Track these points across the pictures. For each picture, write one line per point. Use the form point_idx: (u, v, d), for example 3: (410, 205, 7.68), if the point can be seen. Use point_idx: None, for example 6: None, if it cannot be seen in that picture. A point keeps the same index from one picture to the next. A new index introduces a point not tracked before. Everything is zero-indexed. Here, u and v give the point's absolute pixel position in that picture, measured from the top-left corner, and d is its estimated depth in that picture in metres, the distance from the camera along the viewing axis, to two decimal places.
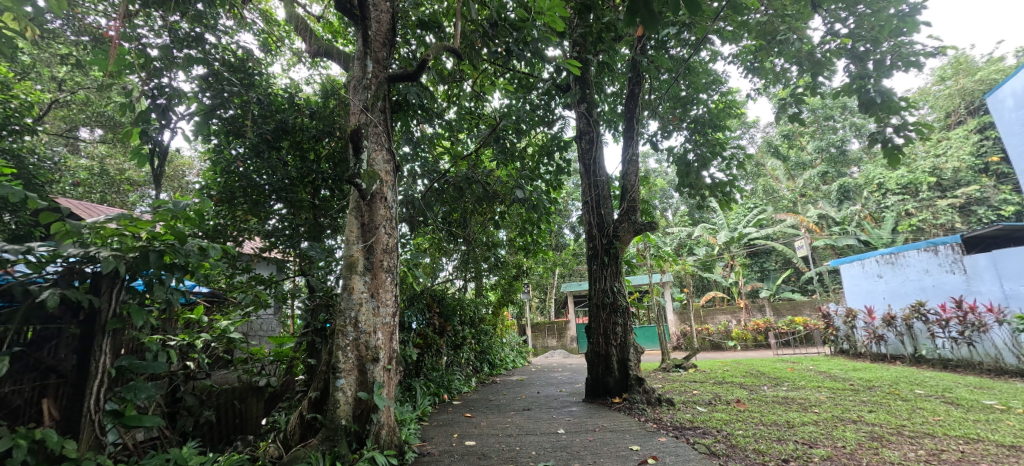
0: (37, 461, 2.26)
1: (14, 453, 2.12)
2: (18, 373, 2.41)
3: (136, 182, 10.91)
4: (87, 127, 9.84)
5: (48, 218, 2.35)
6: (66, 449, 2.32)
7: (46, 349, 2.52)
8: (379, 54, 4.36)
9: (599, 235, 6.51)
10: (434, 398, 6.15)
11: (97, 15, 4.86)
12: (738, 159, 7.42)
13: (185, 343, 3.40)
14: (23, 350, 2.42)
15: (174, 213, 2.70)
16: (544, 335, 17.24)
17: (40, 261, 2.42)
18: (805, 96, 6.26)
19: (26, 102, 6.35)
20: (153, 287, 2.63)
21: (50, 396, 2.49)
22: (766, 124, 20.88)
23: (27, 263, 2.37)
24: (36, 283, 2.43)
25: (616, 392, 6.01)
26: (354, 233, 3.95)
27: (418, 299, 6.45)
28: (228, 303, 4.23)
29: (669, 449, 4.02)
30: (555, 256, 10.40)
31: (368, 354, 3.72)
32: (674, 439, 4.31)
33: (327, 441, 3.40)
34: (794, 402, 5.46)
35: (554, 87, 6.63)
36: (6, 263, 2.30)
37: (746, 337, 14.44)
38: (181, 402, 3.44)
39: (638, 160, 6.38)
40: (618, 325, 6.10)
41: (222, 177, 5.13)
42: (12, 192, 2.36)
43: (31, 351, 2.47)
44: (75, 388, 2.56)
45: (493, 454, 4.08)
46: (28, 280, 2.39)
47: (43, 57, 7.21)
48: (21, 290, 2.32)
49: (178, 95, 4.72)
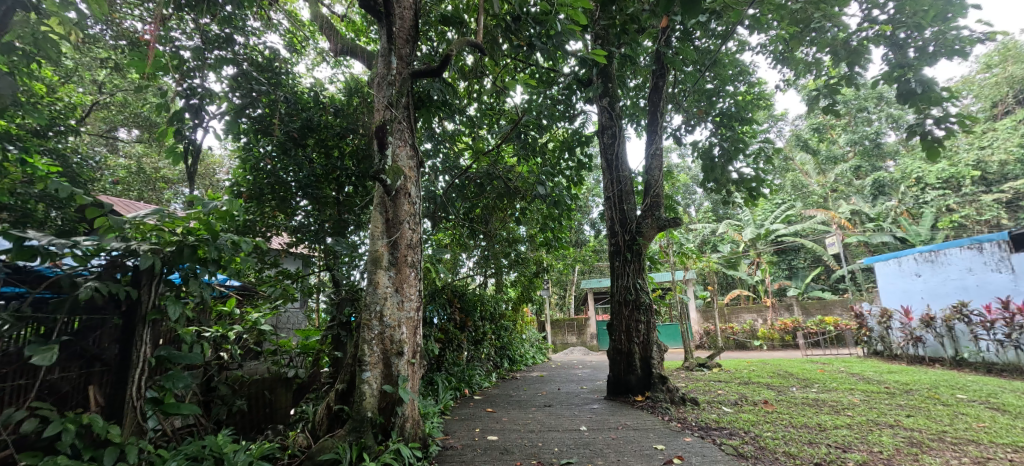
0: (85, 444, 2.46)
1: (64, 436, 2.31)
2: (66, 361, 2.59)
3: (171, 180, 11.20)
4: (125, 127, 10.23)
5: (92, 215, 2.47)
6: (111, 433, 2.47)
7: (90, 339, 2.69)
8: (403, 51, 4.45)
9: (621, 231, 6.43)
10: (455, 392, 6.21)
11: (134, 20, 5.04)
12: (766, 154, 7.14)
13: (219, 334, 3.52)
14: (70, 339, 2.61)
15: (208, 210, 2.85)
16: (563, 331, 17.20)
17: (85, 255, 2.61)
18: (840, 88, 5.89)
19: (69, 104, 6.57)
20: (189, 280, 2.84)
21: (96, 383, 2.68)
22: (794, 117, 20.10)
23: (74, 257, 2.56)
24: (82, 275, 2.61)
25: (638, 390, 5.97)
26: (379, 228, 4.01)
27: (439, 294, 6.51)
28: (258, 297, 4.37)
29: (695, 449, 3.96)
30: (575, 251, 10.27)
31: (393, 348, 3.79)
32: (700, 439, 4.25)
33: (354, 432, 3.49)
34: (825, 405, 5.31)
35: (575, 81, 6.37)
36: (53, 256, 2.49)
37: (773, 337, 14.10)
38: (215, 391, 3.56)
39: (662, 154, 6.31)
40: (642, 322, 6.06)
41: (252, 174, 5.31)
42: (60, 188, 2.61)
43: (77, 340, 2.65)
44: (116, 376, 2.74)
45: (516, 450, 4.09)
46: (74, 272, 2.57)
47: (85, 61, 7.51)
48: (68, 282, 2.50)
49: (210, 95, 4.90)
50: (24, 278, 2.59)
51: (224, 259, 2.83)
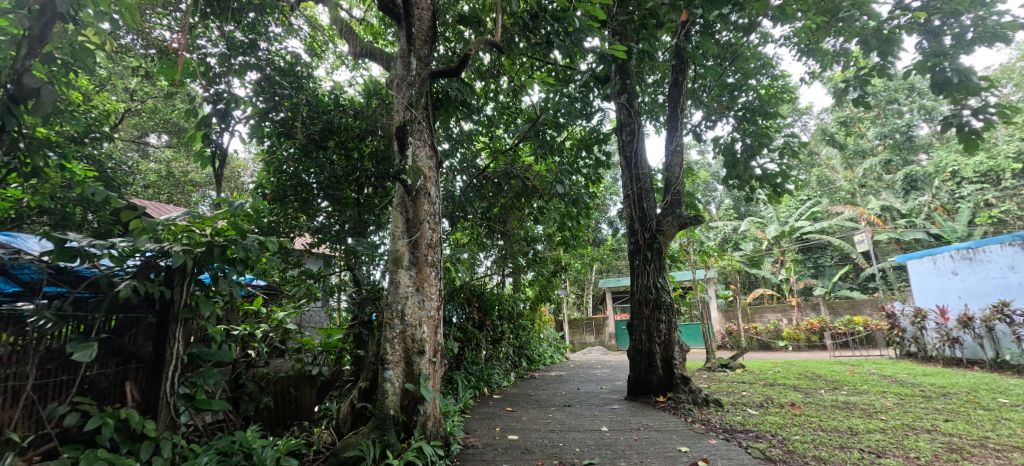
0: (123, 438, 2.58)
1: (103, 431, 2.44)
2: (105, 358, 2.84)
3: (198, 182, 11.55)
4: (156, 133, 10.58)
5: (127, 216, 2.57)
6: (147, 428, 2.60)
7: (126, 336, 2.92)
8: (422, 52, 4.52)
9: (641, 229, 6.36)
10: (475, 391, 6.23)
11: (163, 29, 5.20)
12: (791, 149, 6.95)
13: (246, 332, 3.61)
14: (109, 337, 2.85)
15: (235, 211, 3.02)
16: (581, 331, 17.13)
17: (121, 255, 2.70)
18: (870, 79, 5.72)
19: (103, 112, 6.82)
20: (218, 280, 2.90)
21: (132, 379, 2.91)
22: (819, 110, 19.55)
23: (111, 257, 2.66)
24: (119, 275, 2.75)
25: (660, 391, 5.90)
26: (399, 228, 4.06)
27: (458, 293, 6.55)
28: (283, 295, 4.52)
29: (721, 452, 3.89)
30: (593, 250, 10.20)
31: (414, 347, 3.82)
32: (725, 442, 4.17)
33: (377, 429, 3.53)
34: (856, 408, 5.15)
35: (593, 78, 6.32)
36: (93, 257, 2.61)
37: (798, 337, 13.75)
38: (243, 388, 3.69)
39: (683, 151, 6.22)
40: (663, 322, 5.98)
41: (275, 176, 5.44)
42: (96, 193, 2.74)
43: (116, 338, 2.88)
44: (150, 372, 2.94)
45: (537, 450, 4.09)
46: (111, 272, 2.72)
47: (118, 70, 7.79)
48: (106, 282, 2.65)
49: (235, 100, 5.04)
50: (64, 277, 2.81)
51: (251, 259, 2.90)
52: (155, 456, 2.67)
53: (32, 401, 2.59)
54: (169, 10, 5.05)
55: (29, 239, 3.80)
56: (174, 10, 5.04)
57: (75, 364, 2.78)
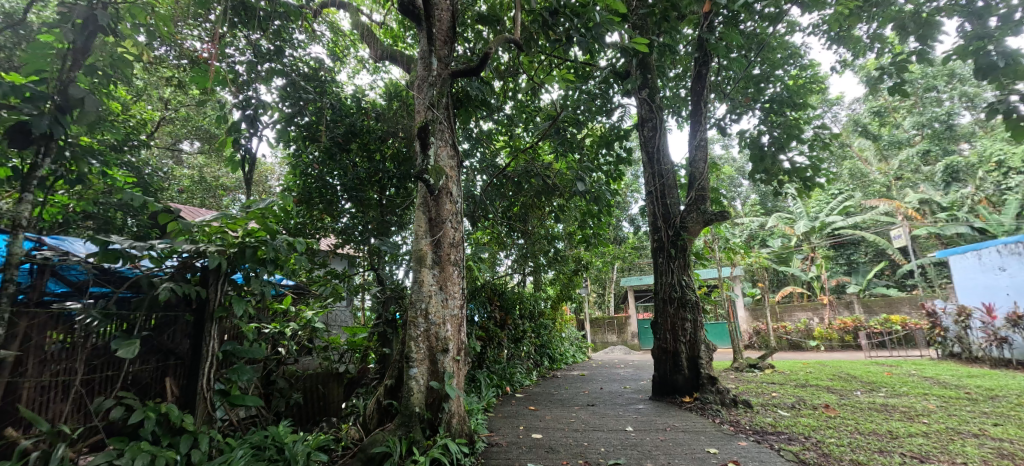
0: (164, 431, 2.73)
1: (145, 423, 2.60)
2: (146, 355, 2.99)
3: (229, 187, 11.94)
4: (188, 140, 10.98)
5: (165, 218, 2.77)
6: (186, 422, 2.75)
7: (166, 333, 3.08)
8: (442, 52, 4.56)
9: (664, 226, 6.26)
10: (498, 390, 6.25)
11: (194, 39, 5.40)
12: (822, 141, 6.71)
13: (277, 331, 3.75)
14: (149, 334, 3.00)
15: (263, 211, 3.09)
16: (603, 330, 17.00)
17: (160, 257, 2.84)
18: (908, 66, 5.48)
19: (140, 121, 7.12)
20: (250, 279, 3.05)
21: (172, 375, 3.07)
22: (850, 101, 18.86)
23: (151, 258, 2.81)
24: (158, 276, 2.93)
25: (686, 391, 5.81)
26: (422, 227, 4.11)
27: (480, 292, 6.59)
28: (310, 295, 4.59)
29: (752, 454, 3.80)
30: (614, 248, 10.10)
31: (438, 345, 3.87)
32: (756, 444, 4.08)
33: (403, 426, 3.59)
34: (895, 410, 4.95)
35: (613, 74, 6.25)
36: (134, 259, 2.74)
37: (830, 337, 13.30)
38: (274, 384, 3.80)
39: (707, 146, 6.11)
40: (689, 321, 5.87)
41: (301, 179, 5.60)
42: (135, 197, 2.83)
43: (156, 335, 3.04)
44: (188, 368, 3.11)
45: (562, 449, 4.08)
46: (151, 273, 2.90)
47: (152, 81, 8.12)
48: (146, 282, 2.85)
49: (263, 106, 5.19)
50: (109, 278, 2.96)
51: (280, 258, 3.05)
52: (195, 448, 2.79)
53: (81, 395, 2.73)
54: (200, 21, 5.24)
55: (74, 242, 4.00)
56: (205, 21, 5.23)
57: (119, 360, 2.92)
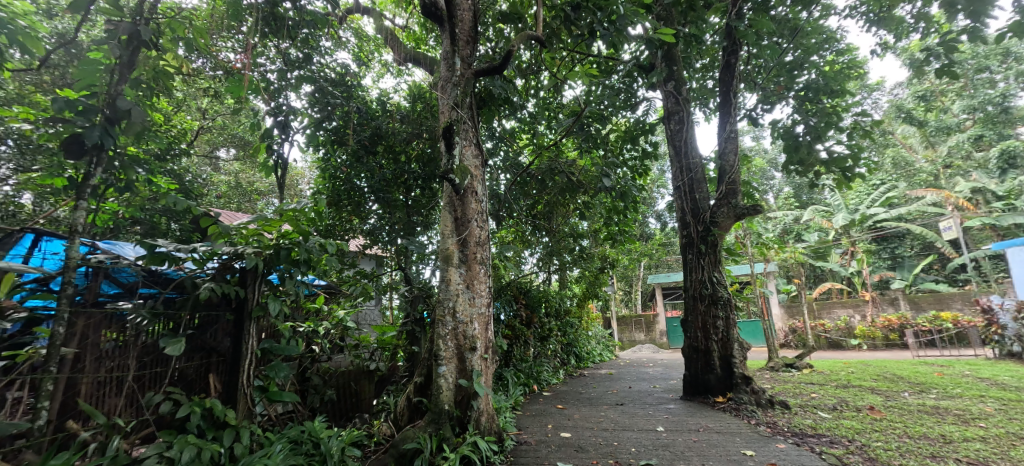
0: (209, 424, 2.97)
1: (192, 417, 2.82)
2: (191, 353, 3.17)
3: (263, 192, 12.39)
4: (224, 147, 11.46)
5: (205, 223, 3.06)
6: (229, 416, 2.97)
7: (209, 332, 3.28)
8: (465, 52, 4.59)
9: (694, 222, 6.11)
10: (525, 388, 6.25)
11: (228, 50, 5.63)
12: (863, 129, 6.37)
13: (311, 329, 3.93)
14: (194, 333, 3.19)
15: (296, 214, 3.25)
16: (631, 329, 16.74)
17: (202, 259, 3.02)
18: (958, 46, 5.13)
19: (180, 130, 7.48)
20: (284, 280, 3.29)
21: (215, 372, 3.28)
22: (893, 86, 17.86)
23: (193, 260, 2.98)
24: (200, 277, 3.17)
25: (719, 391, 5.64)
26: (448, 227, 4.16)
27: (506, 291, 6.61)
28: (341, 295, 4.76)
29: (792, 457, 3.66)
30: (641, 245, 9.92)
31: (466, 343, 3.91)
32: (795, 447, 3.93)
33: (433, 424, 3.64)
34: (948, 413, 4.66)
35: (637, 67, 6.14)
36: (178, 260, 3.01)
37: (874, 335, 12.65)
38: (309, 381, 3.92)
39: (738, 137, 5.92)
40: (720, 319, 5.70)
41: (330, 182, 5.78)
42: (179, 203, 3.08)
43: (199, 334, 3.23)
44: (230, 365, 3.31)
45: (591, 448, 4.04)
46: (194, 274, 3.14)
47: (191, 92, 8.51)
48: (190, 283, 3.08)
49: (293, 112, 5.36)
50: (156, 280, 3.15)
51: (312, 260, 3.24)
52: (237, 441, 2.98)
53: (133, 390, 2.89)
54: (233, 33, 5.45)
55: (124, 245, 4.25)
56: (238, 33, 5.44)
57: (166, 357, 3.09)
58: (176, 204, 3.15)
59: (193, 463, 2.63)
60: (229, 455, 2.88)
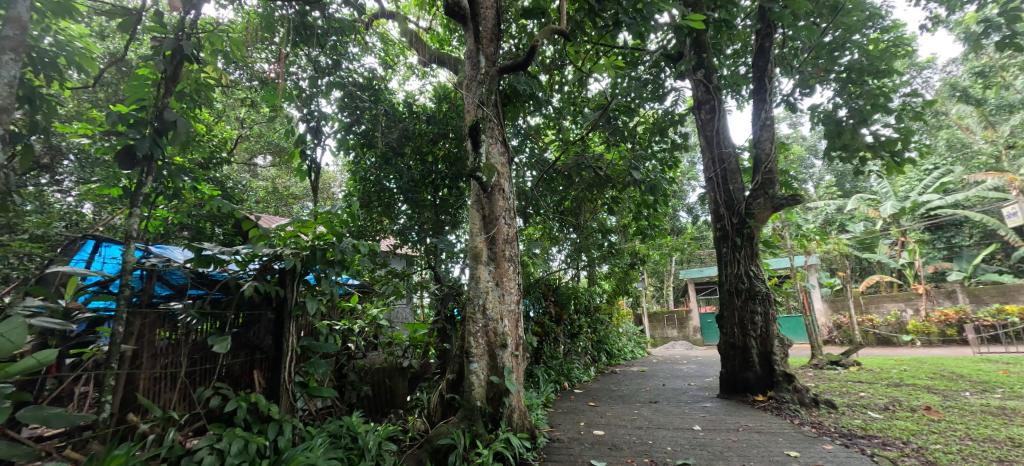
0: (254, 418, 3.12)
1: (239, 412, 2.99)
2: (237, 350, 3.38)
3: (298, 195, 12.87)
4: (261, 154, 11.98)
5: (248, 227, 3.18)
6: (272, 411, 3.14)
7: (252, 331, 3.48)
8: (489, 49, 4.60)
9: (728, 214, 5.89)
10: (556, 385, 6.23)
11: (262, 61, 5.87)
12: (913, 110, 5.95)
13: (346, 327, 4.08)
14: (239, 331, 3.39)
15: (331, 215, 3.38)
16: (663, 325, 16.38)
17: (244, 261, 3.24)
18: (1021, 15, 4.71)
19: (221, 139, 7.88)
20: (321, 280, 3.45)
21: (259, 368, 3.48)
22: (946, 63, 16.63)
23: (236, 262, 3.21)
24: (243, 278, 3.32)
25: (759, 390, 5.44)
26: (477, 225, 4.20)
27: (534, 288, 6.61)
28: (374, 293, 4.90)
29: (840, 459, 3.49)
30: (672, 239, 9.68)
31: (497, 340, 3.93)
32: (844, 448, 3.74)
33: (466, 420, 3.68)
34: (1016, 414, 4.31)
35: (665, 57, 5.98)
36: (222, 263, 3.22)
37: (928, 330, 11.95)
38: (346, 378, 4.13)
39: (774, 125, 5.67)
40: (759, 314, 5.49)
41: (361, 184, 5.94)
42: (221, 208, 3.24)
43: (244, 332, 3.43)
44: (273, 362, 3.50)
45: (625, 447, 3.98)
46: (237, 275, 3.29)
47: (229, 102, 8.93)
48: (234, 283, 3.22)
49: (324, 117, 5.54)
50: (204, 281, 3.38)
51: (346, 260, 3.39)
52: (280, 435, 3.15)
53: (186, 385, 3.08)
54: (266, 44, 5.67)
55: (174, 249, 4.51)
56: (270, 44, 5.66)
57: (215, 354, 3.29)
58: (219, 209, 3.32)
59: (241, 455, 2.79)
60: (274, 448, 3.05)
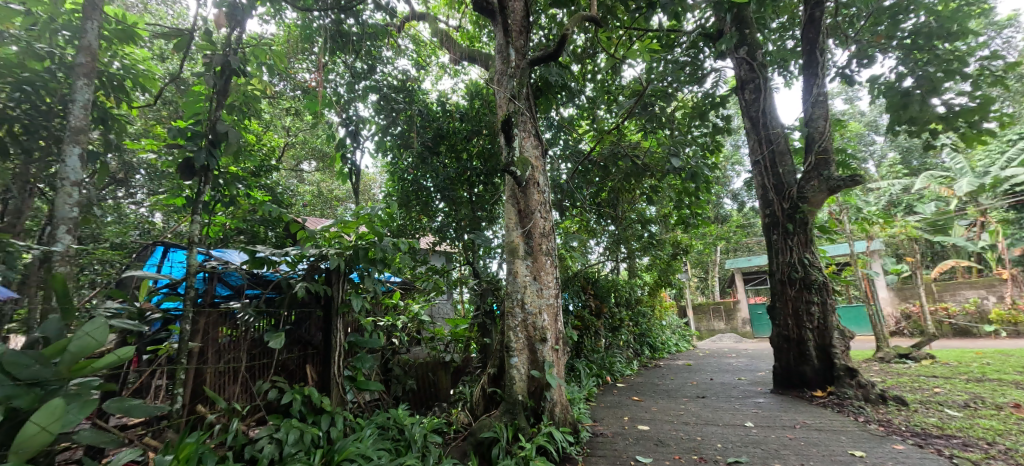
0: (309, 410, 3.32)
1: (294, 403, 3.18)
2: (291, 345, 3.58)
3: (341, 197, 13.43)
4: (306, 160, 12.58)
5: (296, 229, 3.33)
6: (325, 403, 3.32)
7: (303, 327, 3.68)
8: (518, 42, 4.57)
9: (778, 199, 5.53)
10: (598, 379, 6.14)
11: (303, 71, 6.15)
12: (991, 75, 5.33)
13: (390, 323, 4.21)
14: (292, 328, 3.59)
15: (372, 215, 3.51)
16: (709, 317, 15.78)
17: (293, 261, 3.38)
18: None
19: (270, 147, 8.35)
20: (365, 278, 3.57)
21: (311, 362, 3.67)
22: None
23: (287, 263, 3.36)
24: (293, 278, 3.49)
25: (817, 385, 5.13)
26: (512, 219, 4.19)
27: (573, 281, 6.55)
28: (415, 290, 5.04)
29: (913, 461, 3.21)
30: (717, 228, 9.26)
31: (536, 335, 3.93)
32: (917, 449, 3.44)
33: (508, 413, 3.72)
34: None
35: (704, 36, 5.70)
36: (274, 264, 3.36)
37: (1015, 320, 10.64)
38: (391, 372, 4.25)
39: (829, 100, 5.26)
40: (815, 303, 5.15)
41: (399, 184, 6.10)
42: (271, 212, 3.41)
43: (296, 329, 3.63)
44: (323, 357, 3.68)
45: (672, 443, 3.87)
46: (288, 275, 3.47)
47: (275, 112, 9.43)
48: (286, 283, 3.40)
49: (362, 121, 5.73)
50: (258, 281, 3.59)
51: (387, 258, 3.52)
52: (332, 426, 3.34)
53: (246, 379, 3.31)
54: (306, 54, 5.93)
55: (231, 252, 4.86)
56: (309, 54, 5.92)
57: (270, 350, 3.50)
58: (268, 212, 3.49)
59: (297, 444, 2.97)
60: (327, 438, 3.22)
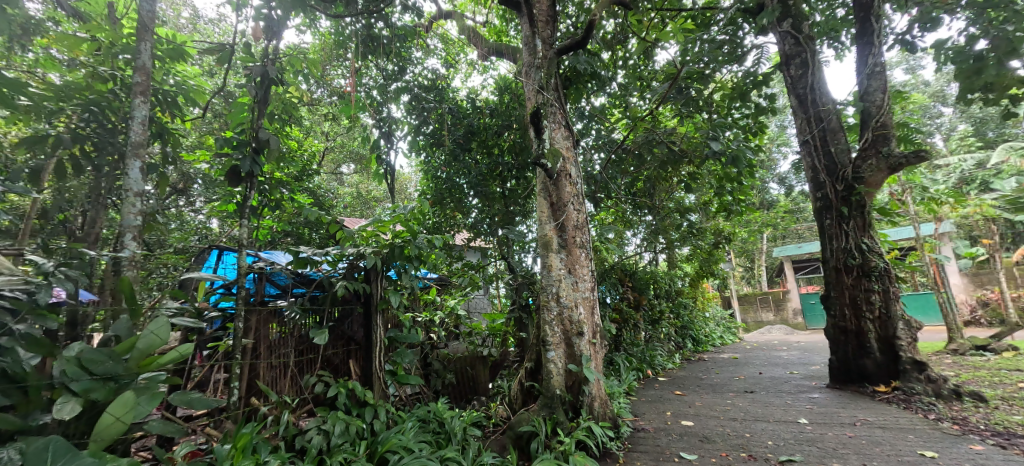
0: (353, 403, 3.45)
1: (340, 397, 3.31)
2: (334, 341, 3.74)
3: (380, 197, 13.85)
4: (345, 163, 13.03)
5: (335, 230, 3.44)
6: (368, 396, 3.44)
7: (346, 324, 3.83)
8: (545, 32, 4.50)
9: (830, 181, 5.14)
10: (639, 373, 6.01)
11: (338, 77, 6.36)
12: None
13: (427, 319, 4.29)
14: (335, 325, 3.74)
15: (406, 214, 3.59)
16: (758, 307, 15.04)
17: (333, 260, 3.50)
18: None
19: (311, 152, 8.72)
20: (402, 275, 3.66)
21: (354, 357, 3.81)
22: None
23: (328, 262, 3.49)
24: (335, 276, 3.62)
25: (880, 380, 4.75)
26: (545, 213, 4.15)
27: (609, 274, 6.44)
28: (451, 286, 5.11)
29: (996, 463, 2.91)
30: (763, 214, 8.78)
31: (573, 328, 3.89)
32: (999, 450, 3.12)
33: (546, 407, 3.71)
34: None
35: (743, 11, 5.39)
36: (316, 263, 3.49)
37: None
38: (431, 366, 4.33)
39: (887, 70, 4.83)
40: (876, 292, 4.78)
41: (432, 182, 6.19)
42: (311, 213, 3.54)
43: (339, 325, 3.78)
44: (366, 352, 3.82)
45: (719, 439, 3.72)
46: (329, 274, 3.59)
47: (315, 119, 9.82)
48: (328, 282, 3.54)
49: (395, 122, 5.85)
50: (303, 280, 3.74)
51: (422, 255, 3.59)
52: (376, 418, 3.45)
53: (295, 373, 3.48)
54: (340, 60, 6.12)
55: (277, 253, 5.12)
56: (342, 59, 6.10)
57: (316, 346, 3.66)
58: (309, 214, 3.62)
59: (343, 436, 3.09)
60: (371, 430, 3.34)
